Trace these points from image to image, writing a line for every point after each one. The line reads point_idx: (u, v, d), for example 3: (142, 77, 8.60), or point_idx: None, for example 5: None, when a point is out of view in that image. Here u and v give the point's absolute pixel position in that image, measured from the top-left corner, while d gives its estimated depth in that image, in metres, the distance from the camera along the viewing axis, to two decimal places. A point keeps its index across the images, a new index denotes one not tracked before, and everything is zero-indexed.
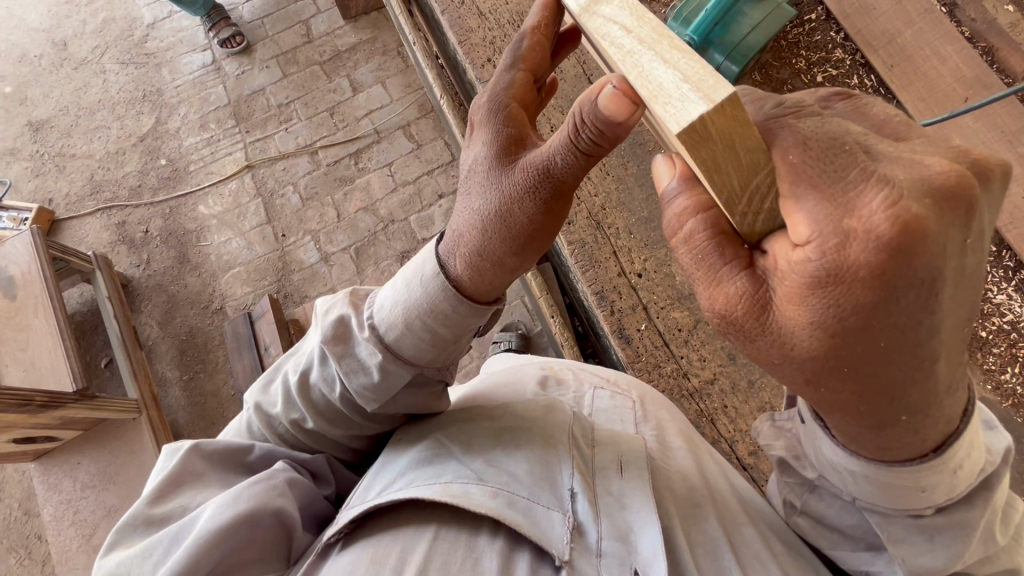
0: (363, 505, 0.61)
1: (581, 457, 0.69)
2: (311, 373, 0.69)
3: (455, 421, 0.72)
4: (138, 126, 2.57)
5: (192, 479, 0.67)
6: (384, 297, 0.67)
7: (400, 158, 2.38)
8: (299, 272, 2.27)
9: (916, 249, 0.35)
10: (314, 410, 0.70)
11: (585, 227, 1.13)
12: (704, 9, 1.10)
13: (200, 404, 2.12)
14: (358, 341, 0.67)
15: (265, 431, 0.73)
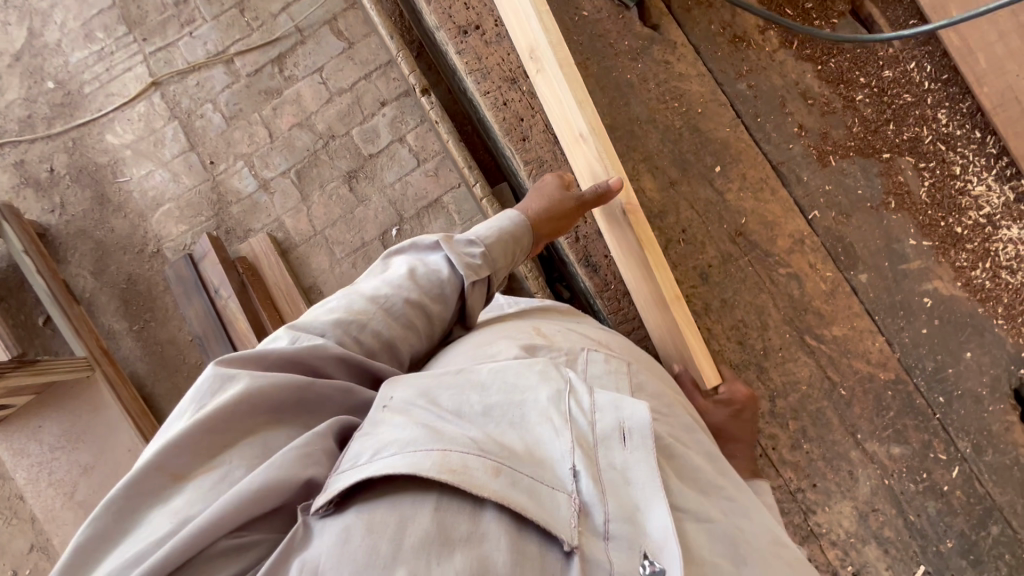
0: (354, 471, 0.55)
1: (576, 422, 0.67)
2: (417, 268, 0.85)
3: (440, 392, 0.67)
4: (9, 41, 2.15)
5: (239, 417, 0.62)
6: (473, 227, 0.92)
7: (331, 62, 2.08)
8: (237, 203, 2.05)
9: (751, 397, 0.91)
10: (426, 290, 0.84)
11: (544, 141, 0.99)
12: None
13: (158, 353, 2.02)
14: (465, 244, 0.88)
15: (368, 309, 0.79)
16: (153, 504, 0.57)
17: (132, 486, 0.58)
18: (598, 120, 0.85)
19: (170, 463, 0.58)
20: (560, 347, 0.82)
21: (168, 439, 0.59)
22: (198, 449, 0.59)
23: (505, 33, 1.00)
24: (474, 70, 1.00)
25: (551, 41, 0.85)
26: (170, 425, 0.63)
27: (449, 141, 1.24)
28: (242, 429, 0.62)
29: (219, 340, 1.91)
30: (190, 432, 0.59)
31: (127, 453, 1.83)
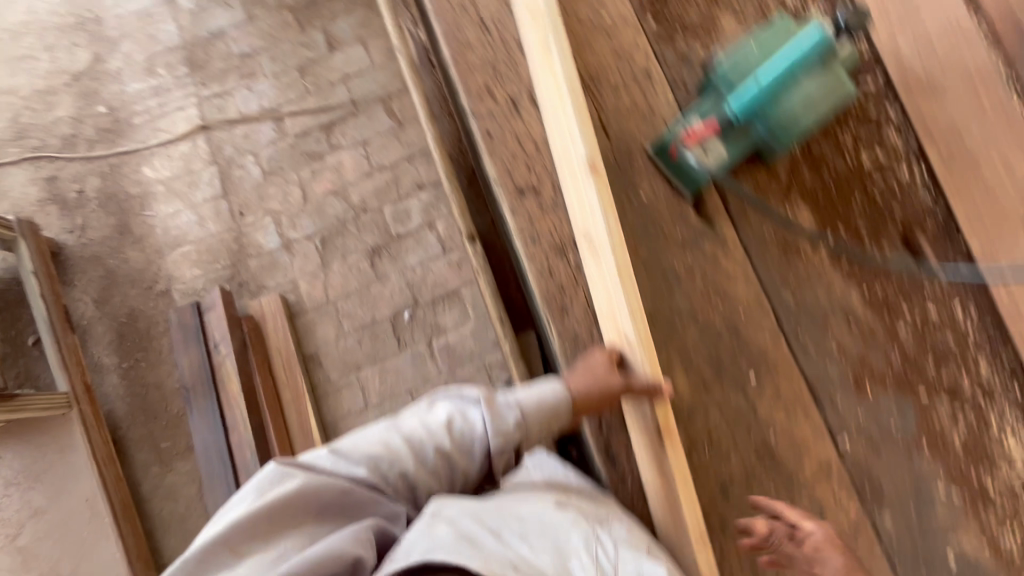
0: (410, 560, 0.68)
1: (596, 565, 0.75)
2: (455, 421, 0.88)
3: (484, 514, 0.78)
4: (73, 61, 2.20)
5: (294, 506, 0.77)
6: (515, 387, 0.92)
7: (378, 138, 2.12)
8: (256, 258, 2.04)
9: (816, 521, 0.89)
10: (458, 445, 0.88)
11: (583, 318, 0.97)
12: (751, 84, 0.90)
13: (141, 395, 1.95)
14: (505, 407, 0.88)
15: (402, 448, 0.86)
16: (221, 568, 0.72)
17: (207, 551, 0.72)
18: (647, 333, 0.84)
19: (236, 539, 0.73)
20: (587, 506, 0.88)
21: (236, 518, 0.74)
22: (260, 529, 0.74)
23: (562, 202, 1.01)
24: (525, 232, 1.00)
25: (613, 246, 0.83)
26: (235, 503, 0.78)
27: (484, 289, 1.20)
28: (296, 514, 0.77)
29: (207, 398, 1.85)
30: (256, 514, 0.74)
31: (84, 503, 1.75)
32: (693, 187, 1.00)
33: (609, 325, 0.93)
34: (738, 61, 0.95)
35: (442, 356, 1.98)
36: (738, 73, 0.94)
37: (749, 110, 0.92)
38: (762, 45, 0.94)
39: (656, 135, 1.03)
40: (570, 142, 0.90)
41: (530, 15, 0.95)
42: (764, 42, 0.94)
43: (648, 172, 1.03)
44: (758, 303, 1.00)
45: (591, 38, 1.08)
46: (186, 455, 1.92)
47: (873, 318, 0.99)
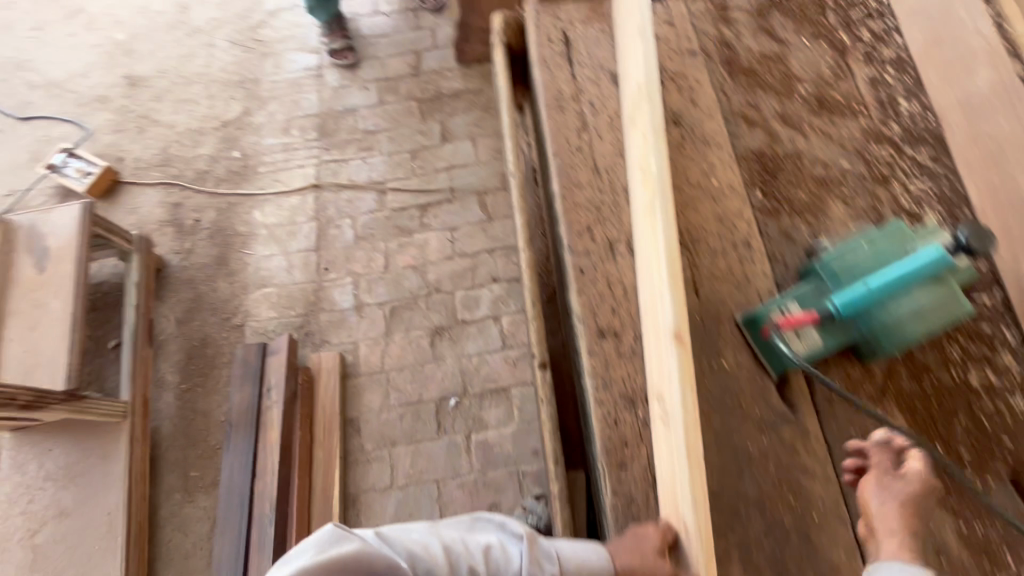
0: None
1: None
2: (494, 550, 0.91)
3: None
4: (226, 110, 2.52)
5: (346, 564, 0.79)
6: (557, 539, 0.95)
7: (466, 226, 2.24)
8: (328, 313, 2.14)
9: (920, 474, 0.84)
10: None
11: (641, 479, 0.93)
12: (860, 285, 0.91)
13: (188, 420, 2.02)
14: (544, 553, 0.90)
15: (441, 557, 0.88)
16: None
17: None
18: (707, 525, 0.76)
19: None
20: None
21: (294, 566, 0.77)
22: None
23: (640, 352, 1.00)
24: (598, 375, 0.99)
25: (685, 423, 0.79)
26: (291, 557, 0.81)
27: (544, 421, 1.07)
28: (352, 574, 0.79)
29: (246, 439, 1.89)
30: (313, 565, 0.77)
31: (104, 516, 1.77)
32: (780, 368, 0.98)
33: (668, 496, 0.86)
34: (846, 258, 0.96)
35: (477, 453, 1.93)
36: (845, 270, 0.96)
37: (852, 310, 0.92)
38: (872, 249, 0.96)
39: (747, 305, 1.03)
40: (660, 302, 0.90)
41: (643, 176, 1.00)
42: (875, 247, 0.96)
43: (733, 341, 1.01)
44: (836, 512, 0.91)
45: (697, 199, 1.12)
46: (209, 490, 1.93)
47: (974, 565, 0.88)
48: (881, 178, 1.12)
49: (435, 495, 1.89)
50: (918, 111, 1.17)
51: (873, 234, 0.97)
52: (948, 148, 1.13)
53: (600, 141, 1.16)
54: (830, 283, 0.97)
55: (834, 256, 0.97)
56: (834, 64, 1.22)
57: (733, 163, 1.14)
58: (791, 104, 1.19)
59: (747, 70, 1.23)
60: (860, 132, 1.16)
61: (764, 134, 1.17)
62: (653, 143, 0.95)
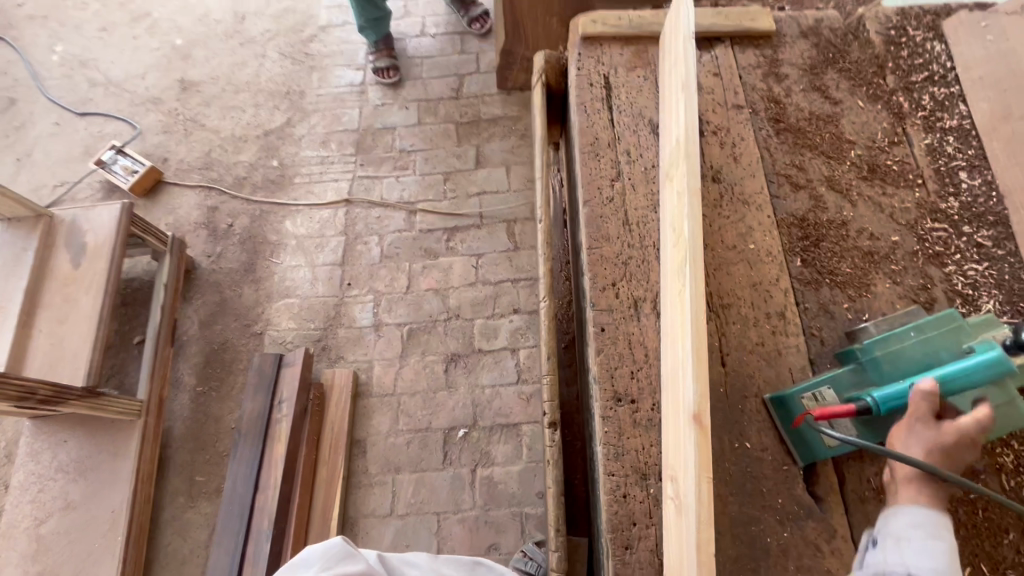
0: None
1: None
2: None
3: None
4: (270, 120, 2.58)
5: None
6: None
7: (492, 253, 2.22)
8: (346, 328, 2.14)
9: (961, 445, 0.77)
10: None
11: (648, 563, 0.87)
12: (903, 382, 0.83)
13: (200, 423, 2.03)
14: None
15: None
16: None
17: None
18: None
19: None
20: None
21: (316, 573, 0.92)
22: None
23: (658, 423, 0.94)
24: (611, 443, 0.94)
25: (698, 520, 0.73)
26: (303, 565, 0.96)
27: (549, 487, 1.01)
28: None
29: (252, 449, 1.88)
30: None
31: (108, 515, 1.79)
32: (808, 457, 0.91)
33: None
34: (890, 347, 0.89)
35: (481, 489, 1.88)
36: (888, 359, 0.89)
37: (891, 409, 0.83)
38: (922, 339, 0.88)
39: (777, 382, 0.97)
40: (682, 378, 0.84)
41: (675, 239, 0.95)
42: (925, 338, 0.88)
43: (760, 420, 0.94)
44: None
45: (731, 262, 1.06)
46: (212, 497, 1.93)
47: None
48: (935, 257, 1.04)
49: (435, 529, 1.84)
50: (979, 187, 1.09)
51: (925, 322, 0.88)
52: (1010, 230, 1.05)
53: (633, 192, 1.12)
54: (869, 371, 0.91)
55: (877, 343, 0.90)
56: (890, 130, 1.15)
57: (773, 226, 1.08)
58: (840, 169, 1.13)
59: (795, 128, 1.17)
60: (913, 205, 1.09)
61: (809, 198, 1.11)
62: (687, 203, 0.90)
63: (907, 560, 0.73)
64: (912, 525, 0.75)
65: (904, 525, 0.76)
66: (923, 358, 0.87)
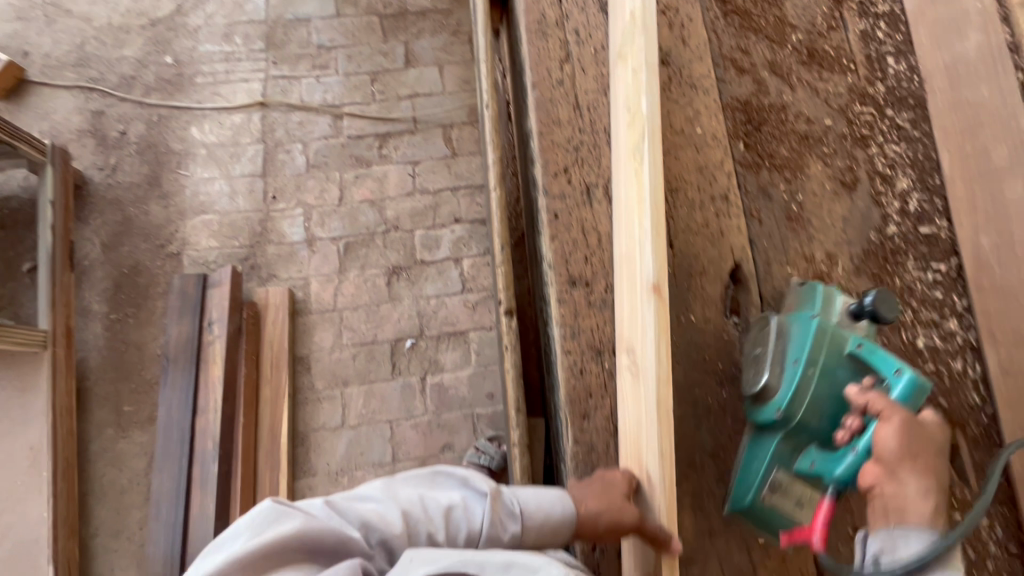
0: None
1: None
2: (454, 509, 0.84)
3: (462, 561, 0.71)
4: (155, 7, 2.20)
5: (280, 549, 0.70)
6: (519, 488, 0.88)
7: (429, 160, 2.11)
8: (276, 245, 2.00)
9: (937, 447, 0.73)
10: (447, 535, 0.82)
11: (603, 429, 0.93)
12: (853, 451, 0.77)
13: (119, 351, 1.88)
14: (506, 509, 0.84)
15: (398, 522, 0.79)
16: None
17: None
18: (672, 476, 0.77)
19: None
20: None
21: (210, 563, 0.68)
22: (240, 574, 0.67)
23: (611, 302, 0.97)
24: (566, 324, 0.96)
25: (657, 377, 0.77)
26: (222, 542, 0.71)
27: (507, 371, 1.05)
28: (292, 551, 0.70)
29: (185, 374, 1.78)
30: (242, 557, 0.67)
31: (25, 451, 1.65)
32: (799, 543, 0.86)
33: (630, 447, 0.86)
34: (805, 400, 0.82)
35: (432, 395, 1.92)
36: (809, 415, 0.83)
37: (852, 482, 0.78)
38: (821, 370, 0.82)
39: (718, 259, 1.02)
40: (638, 253, 0.86)
41: (629, 117, 0.93)
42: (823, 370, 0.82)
43: (701, 294, 1.01)
44: None
45: (678, 146, 1.07)
46: (145, 426, 1.83)
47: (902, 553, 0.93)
48: (860, 139, 1.10)
49: (389, 436, 1.88)
50: (904, 71, 1.14)
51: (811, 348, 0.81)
52: (927, 113, 1.12)
53: (583, 74, 1.07)
54: (799, 433, 0.84)
55: (792, 401, 0.82)
56: (828, 13, 1.17)
57: (718, 110, 1.09)
58: (782, 54, 1.14)
59: (741, 11, 1.15)
60: (846, 89, 1.13)
61: (752, 83, 1.12)
62: (643, 78, 0.88)
63: None
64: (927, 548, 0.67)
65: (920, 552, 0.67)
66: (831, 388, 0.82)
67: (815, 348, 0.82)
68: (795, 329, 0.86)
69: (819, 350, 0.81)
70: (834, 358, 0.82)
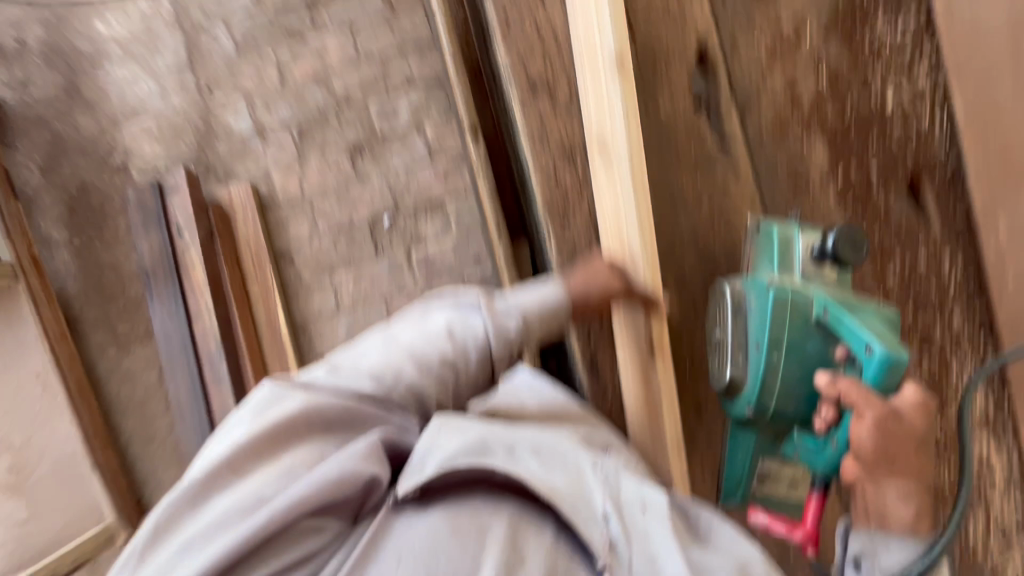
0: (416, 476, 0.83)
1: (608, 485, 0.88)
2: (455, 328, 0.96)
3: (491, 436, 0.90)
4: None
5: (288, 429, 0.82)
6: (516, 296, 1.00)
7: (366, 20, 1.88)
8: (226, 142, 1.89)
9: (910, 432, 0.93)
10: (457, 347, 0.95)
11: (582, 229, 1.08)
12: (829, 442, 1.03)
13: (96, 275, 1.84)
14: (506, 316, 0.97)
15: (406, 358, 0.94)
16: (220, 491, 0.76)
17: (206, 479, 0.76)
18: (651, 244, 0.96)
19: (230, 470, 0.77)
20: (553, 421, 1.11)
21: (223, 454, 0.78)
22: (257, 459, 0.79)
23: (575, 108, 1.06)
24: (536, 134, 1.06)
25: (630, 157, 0.92)
26: (227, 429, 0.83)
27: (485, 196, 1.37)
28: (293, 430, 0.83)
29: (169, 286, 1.77)
30: (256, 439, 0.79)
31: (35, 378, 1.73)
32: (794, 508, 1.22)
33: (610, 231, 1.02)
34: (776, 383, 1.08)
35: (420, 267, 1.92)
36: (780, 401, 1.09)
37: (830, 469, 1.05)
38: (784, 349, 1.07)
39: (682, 37, 1.27)
40: (599, 45, 0.93)
41: None
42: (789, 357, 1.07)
43: (675, 76, 1.26)
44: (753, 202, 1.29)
45: None
46: (145, 340, 1.85)
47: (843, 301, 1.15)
48: None
49: (386, 311, 1.91)
50: None
51: (770, 329, 1.06)
52: None
53: None
54: (774, 421, 1.14)
55: (761, 393, 1.09)
56: None
57: None
58: None
59: None
60: None
61: None
62: None
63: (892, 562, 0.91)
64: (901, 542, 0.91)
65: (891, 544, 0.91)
66: (798, 369, 1.08)
67: (773, 330, 1.07)
68: (755, 315, 1.09)
69: (779, 323, 1.06)
70: (797, 335, 1.07)
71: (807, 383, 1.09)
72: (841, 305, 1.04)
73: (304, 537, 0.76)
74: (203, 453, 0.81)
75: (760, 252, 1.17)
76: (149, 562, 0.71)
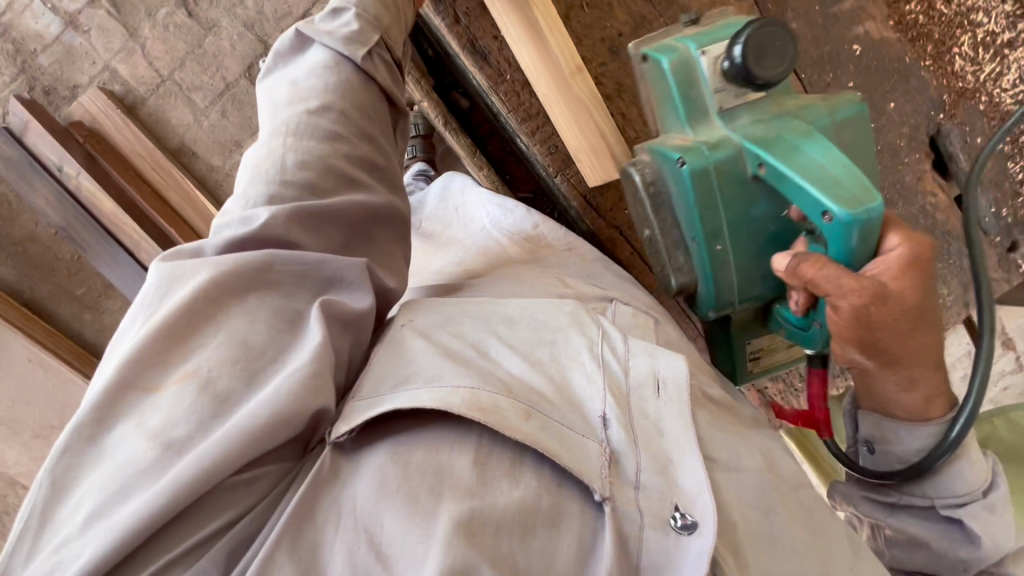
0: (379, 402, 0.59)
1: (609, 367, 0.68)
2: (297, 80, 0.85)
3: (459, 339, 0.70)
4: None
5: (186, 320, 0.61)
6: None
7: None
8: (45, 52, 1.61)
9: (894, 299, 0.67)
10: (312, 86, 0.84)
11: None
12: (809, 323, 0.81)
13: (20, 253, 1.73)
14: (341, 20, 0.89)
15: (278, 138, 0.80)
16: (124, 417, 0.57)
17: (104, 400, 0.57)
18: None
19: (132, 386, 0.58)
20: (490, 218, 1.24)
21: (121, 362, 0.59)
22: (163, 363, 0.59)
23: None
24: None
25: None
26: (126, 335, 0.64)
27: None
28: (200, 324, 0.62)
29: (88, 230, 1.67)
30: (150, 341, 0.59)
31: (30, 363, 1.73)
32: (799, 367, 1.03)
33: None
34: (731, 276, 0.84)
35: None
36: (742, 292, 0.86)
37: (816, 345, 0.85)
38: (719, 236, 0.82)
39: None
40: None
41: None
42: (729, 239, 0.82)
43: None
44: None
45: None
46: (109, 293, 1.80)
47: (733, 12, 0.86)
48: None
49: None
50: None
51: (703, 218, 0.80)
52: None
53: None
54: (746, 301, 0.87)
55: (718, 290, 0.85)
56: None
57: None
58: None
59: None
60: None
61: None
62: None
63: (910, 446, 0.79)
64: (913, 428, 0.78)
65: (902, 430, 0.79)
66: (748, 241, 0.82)
67: (706, 217, 0.80)
68: (675, 189, 0.82)
69: (706, 203, 0.79)
70: (735, 209, 0.80)
71: (767, 257, 0.83)
72: (780, 154, 0.73)
73: (235, 492, 0.56)
74: (98, 369, 0.62)
75: (659, 91, 0.83)
76: (53, 526, 0.53)
